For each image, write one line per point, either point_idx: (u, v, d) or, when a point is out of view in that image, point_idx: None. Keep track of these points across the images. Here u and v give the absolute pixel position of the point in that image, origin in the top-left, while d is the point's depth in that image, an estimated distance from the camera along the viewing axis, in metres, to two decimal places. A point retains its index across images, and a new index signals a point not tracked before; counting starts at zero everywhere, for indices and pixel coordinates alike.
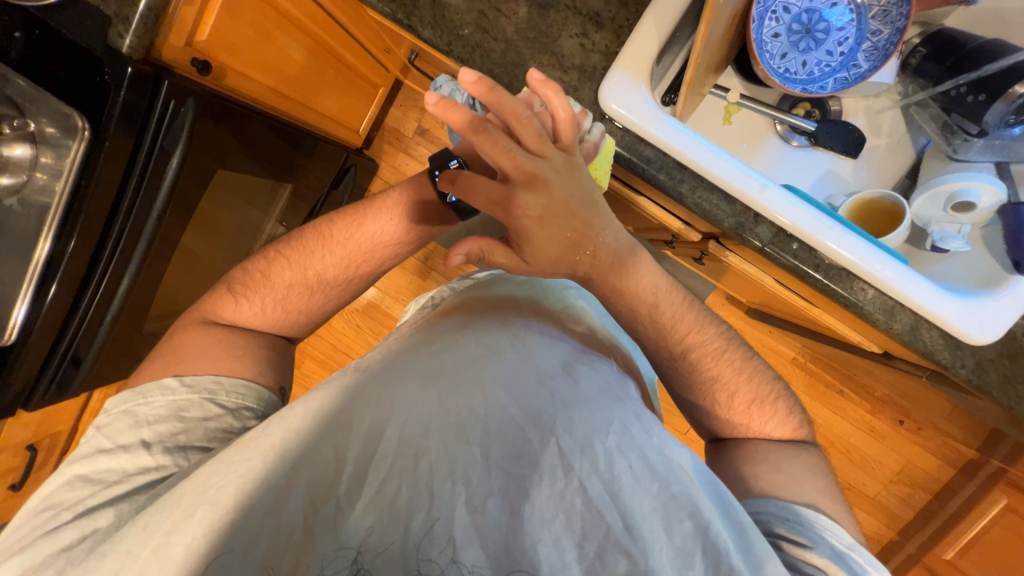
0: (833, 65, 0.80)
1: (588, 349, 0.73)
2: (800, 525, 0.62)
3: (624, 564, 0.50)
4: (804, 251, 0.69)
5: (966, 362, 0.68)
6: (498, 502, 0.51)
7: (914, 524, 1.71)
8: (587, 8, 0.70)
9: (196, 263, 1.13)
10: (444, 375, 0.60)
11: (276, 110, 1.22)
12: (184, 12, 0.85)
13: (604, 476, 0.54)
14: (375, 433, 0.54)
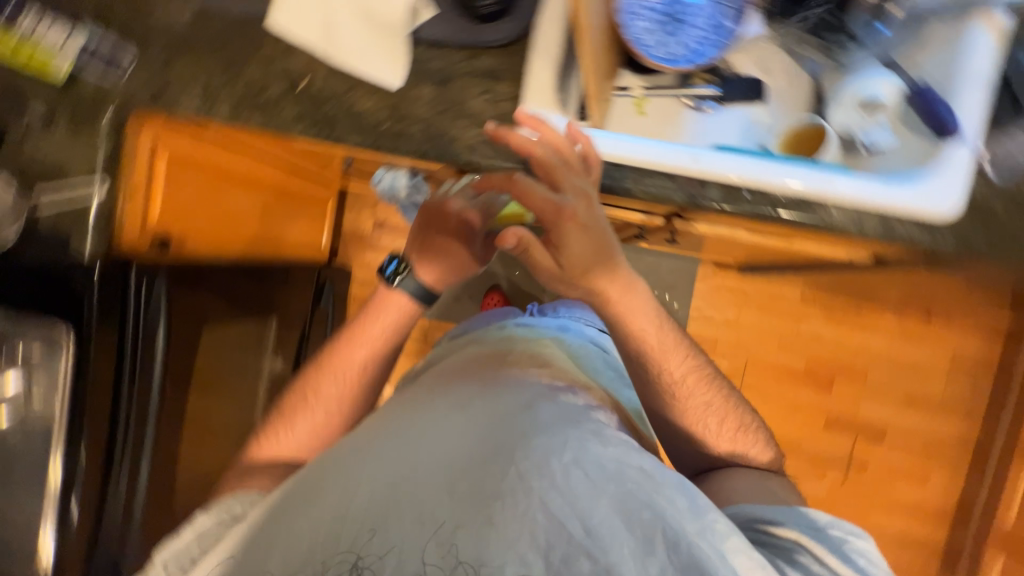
0: (710, 34, 0.79)
1: (552, 378, 0.81)
2: (782, 517, 0.74)
3: (586, 559, 0.57)
4: (757, 195, 0.72)
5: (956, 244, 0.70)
6: (466, 532, 0.58)
7: (989, 409, 1.68)
8: (481, 68, 0.73)
9: (208, 424, 1.14)
10: (418, 438, 0.69)
11: (240, 258, 1.24)
12: (131, 203, 0.88)
13: (564, 488, 0.61)
14: (363, 497, 0.62)
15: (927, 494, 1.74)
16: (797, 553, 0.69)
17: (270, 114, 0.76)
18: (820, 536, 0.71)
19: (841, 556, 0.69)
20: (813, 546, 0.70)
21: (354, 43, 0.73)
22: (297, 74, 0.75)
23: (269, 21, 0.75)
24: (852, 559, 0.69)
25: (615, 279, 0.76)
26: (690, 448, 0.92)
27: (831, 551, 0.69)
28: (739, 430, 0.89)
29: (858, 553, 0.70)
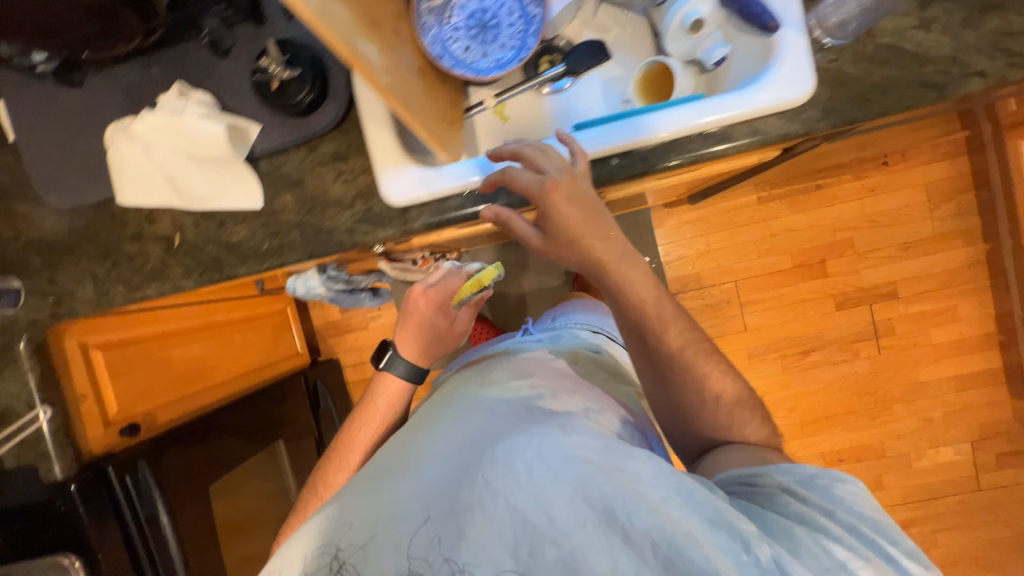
0: (522, 26, 0.77)
1: (523, 382, 0.80)
2: (763, 473, 0.67)
3: (552, 547, 0.57)
4: (626, 160, 0.71)
5: (851, 100, 0.65)
6: (438, 545, 0.59)
7: (988, 220, 1.64)
8: (327, 155, 0.73)
9: (251, 560, 1.20)
10: (398, 464, 0.69)
11: (223, 401, 1.24)
12: (83, 407, 0.90)
13: (527, 484, 0.60)
14: (346, 522, 0.63)
15: (965, 326, 1.69)
16: (781, 502, 0.62)
17: (160, 278, 0.77)
18: (802, 484, 0.64)
19: (826, 502, 0.61)
20: (800, 494, 0.63)
21: (203, 182, 0.71)
22: (167, 232, 0.76)
23: (121, 202, 0.72)
24: (841, 504, 0.61)
25: (613, 242, 0.68)
26: (690, 423, 0.81)
27: (818, 500, 0.62)
28: (738, 400, 0.80)
29: (849, 500, 0.62)
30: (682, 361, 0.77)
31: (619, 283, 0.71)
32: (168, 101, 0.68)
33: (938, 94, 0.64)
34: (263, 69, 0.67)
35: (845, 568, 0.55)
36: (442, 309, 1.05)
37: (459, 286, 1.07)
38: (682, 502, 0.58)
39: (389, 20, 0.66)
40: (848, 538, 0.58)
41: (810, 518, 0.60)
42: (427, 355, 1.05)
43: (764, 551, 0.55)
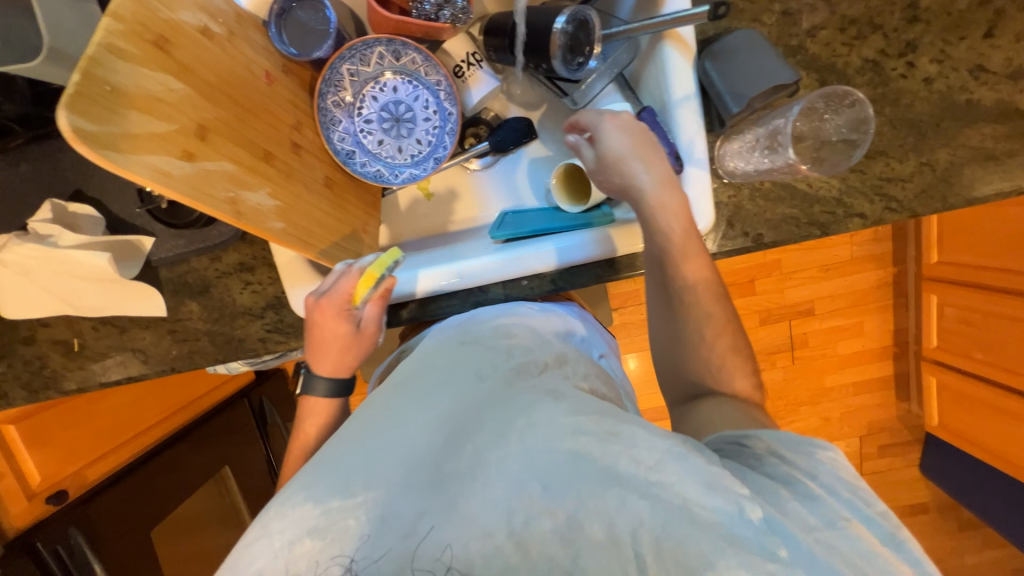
0: (437, 123, 0.74)
1: (511, 327, 0.65)
2: (753, 435, 0.51)
3: (549, 523, 0.44)
4: (536, 280, 0.74)
5: (742, 235, 0.69)
6: (426, 527, 0.45)
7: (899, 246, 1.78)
8: (232, 264, 0.70)
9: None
10: (366, 430, 0.54)
11: (168, 434, 1.24)
12: (1, 486, 0.94)
13: (518, 451, 0.47)
14: (318, 500, 0.48)
15: (868, 340, 1.88)
16: (768, 468, 0.48)
17: (62, 380, 0.74)
18: (783, 447, 0.49)
19: (804, 462, 0.47)
20: (787, 458, 0.48)
21: (94, 295, 0.66)
22: (64, 337, 0.73)
23: (9, 315, 0.68)
24: (824, 465, 0.47)
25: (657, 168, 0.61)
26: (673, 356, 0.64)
27: (792, 460, 0.47)
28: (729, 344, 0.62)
29: (830, 461, 0.47)
30: (698, 304, 0.62)
31: (660, 206, 0.61)
32: (37, 222, 0.62)
33: (821, 232, 0.69)
34: (151, 192, 0.65)
35: (835, 529, 0.42)
36: (339, 317, 0.65)
37: (351, 285, 0.64)
38: (691, 473, 0.44)
39: (287, 140, 0.62)
40: (842, 512, 0.43)
41: (801, 486, 0.45)
42: (343, 365, 0.70)
43: (775, 532, 0.41)
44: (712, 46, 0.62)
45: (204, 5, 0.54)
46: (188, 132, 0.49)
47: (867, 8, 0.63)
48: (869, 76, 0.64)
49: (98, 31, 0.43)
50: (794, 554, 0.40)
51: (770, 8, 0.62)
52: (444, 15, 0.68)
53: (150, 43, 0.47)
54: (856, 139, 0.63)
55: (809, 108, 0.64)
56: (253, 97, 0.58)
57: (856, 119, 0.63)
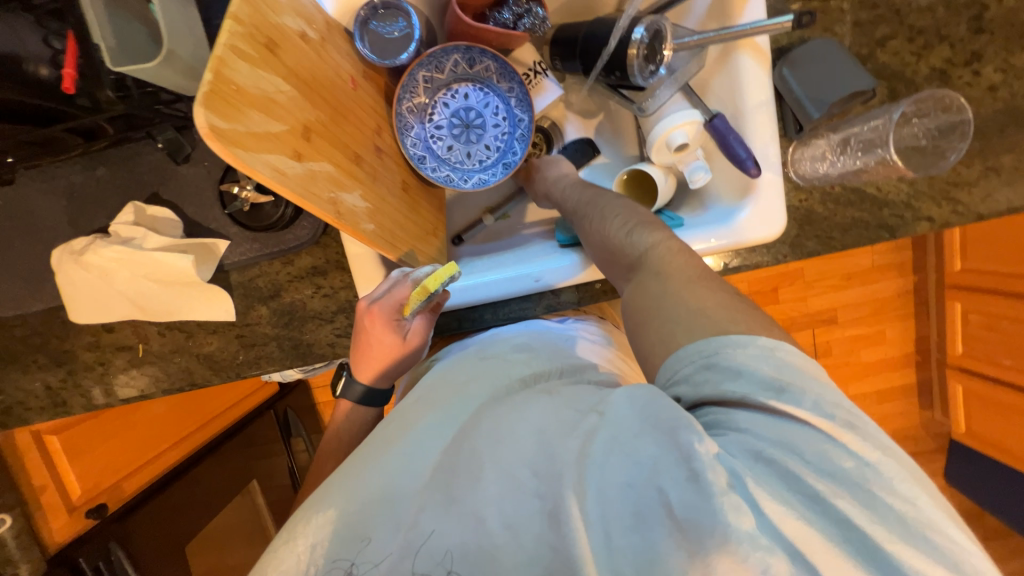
0: (507, 129, 0.75)
1: (529, 344, 0.66)
2: (677, 378, 0.45)
3: (530, 503, 0.43)
4: (609, 284, 0.74)
5: (813, 239, 0.70)
6: (426, 525, 0.45)
7: (920, 254, 1.80)
8: (304, 268, 0.70)
9: None
10: (381, 436, 0.56)
11: (199, 448, 1.21)
12: (44, 499, 0.89)
13: (499, 437, 0.48)
14: (333, 505, 0.50)
15: (890, 348, 1.89)
16: (701, 413, 0.43)
17: (124, 387, 0.73)
18: (703, 384, 0.43)
19: (728, 393, 0.42)
20: (719, 401, 0.42)
21: (169, 298, 0.66)
22: (129, 342, 0.71)
23: (78, 319, 0.67)
24: (745, 381, 0.41)
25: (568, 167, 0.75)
26: (617, 269, 0.59)
27: (718, 395, 0.42)
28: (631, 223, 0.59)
29: (749, 369, 0.42)
30: (617, 226, 0.60)
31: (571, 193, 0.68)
32: (121, 224, 0.63)
33: (889, 235, 0.70)
34: (234, 195, 0.65)
35: (764, 459, 0.39)
36: (388, 326, 0.64)
37: (406, 293, 0.62)
38: (628, 424, 0.43)
39: (371, 143, 0.62)
40: (779, 433, 0.39)
41: (732, 423, 0.41)
42: (383, 375, 0.69)
43: (721, 467, 0.38)
44: (790, 54, 0.63)
45: (301, 12, 0.55)
46: (296, 133, 0.49)
47: (936, 17, 0.65)
48: (936, 84, 0.66)
49: (223, 33, 0.43)
50: (740, 486, 0.37)
51: (843, 19, 0.64)
52: (523, 24, 0.68)
53: (263, 46, 0.48)
54: (945, 148, 0.67)
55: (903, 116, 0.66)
56: (342, 101, 0.59)
57: (952, 123, 0.66)
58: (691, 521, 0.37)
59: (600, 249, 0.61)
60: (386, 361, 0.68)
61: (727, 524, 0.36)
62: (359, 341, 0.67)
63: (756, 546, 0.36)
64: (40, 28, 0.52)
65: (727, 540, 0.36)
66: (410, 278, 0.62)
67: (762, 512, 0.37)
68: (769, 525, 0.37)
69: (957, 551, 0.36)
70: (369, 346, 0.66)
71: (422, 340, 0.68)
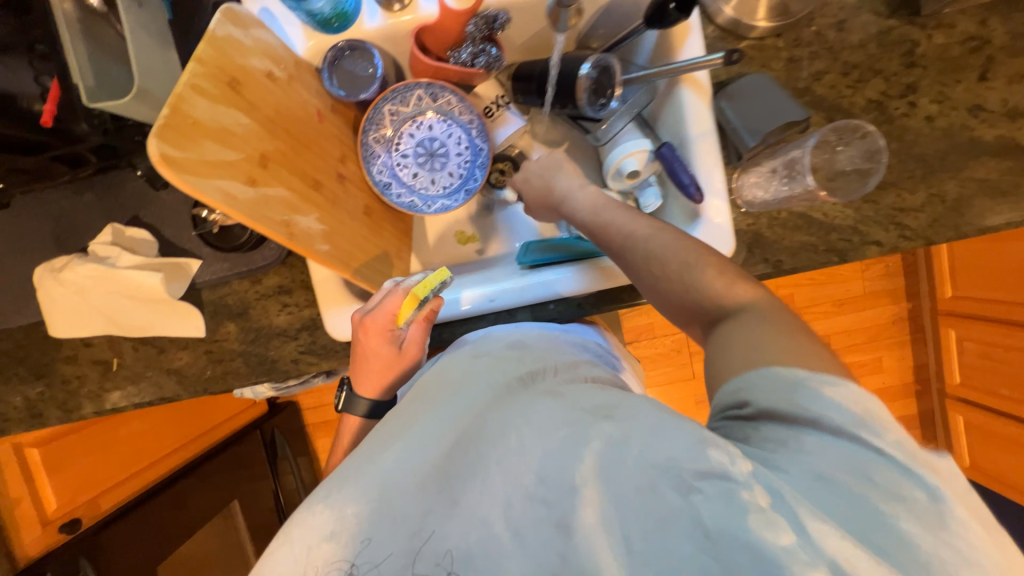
0: (469, 157, 0.80)
1: (524, 341, 0.67)
2: (745, 386, 0.46)
3: (542, 510, 0.45)
4: (563, 305, 0.76)
5: (763, 262, 0.71)
6: (429, 528, 0.47)
7: (912, 280, 1.78)
8: (271, 287, 0.73)
9: None
10: (385, 434, 0.56)
11: (178, 465, 1.23)
12: (19, 511, 0.91)
13: (524, 444, 0.48)
14: (336, 506, 0.49)
15: (888, 377, 1.85)
16: (767, 427, 0.43)
17: (97, 400, 0.76)
18: (776, 398, 0.44)
19: (805, 412, 0.42)
20: (789, 417, 0.43)
21: (141, 314, 0.69)
22: (104, 356, 0.75)
23: (57, 334, 0.71)
24: (827, 407, 0.41)
25: (574, 175, 0.73)
26: (683, 306, 0.59)
27: (795, 413, 0.42)
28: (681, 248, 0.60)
29: (831, 399, 0.42)
30: (674, 262, 0.60)
31: (593, 208, 0.69)
32: (100, 244, 0.67)
33: (839, 259, 0.71)
34: (205, 218, 0.69)
35: (830, 480, 0.39)
36: (382, 336, 0.66)
37: (396, 303, 0.66)
38: (678, 437, 0.42)
39: (333, 170, 0.67)
40: (849, 459, 0.39)
41: (797, 441, 0.41)
42: (383, 386, 0.72)
43: (760, 485, 0.39)
44: (728, 87, 0.67)
45: (268, 53, 0.61)
46: (252, 161, 0.54)
47: (867, 53, 0.68)
48: (873, 114, 0.69)
49: (186, 73, 0.48)
50: (789, 506, 0.37)
51: (778, 55, 0.69)
52: (479, 62, 0.73)
53: (226, 84, 0.53)
54: (872, 166, 0.68)
55: (821, 143, 0.68)
56: (306, 132, 0.63)
57: (869, 149, 0.68)
58: (727, 535, 0.37)
59: (659, 287, 0.61)
60: (387, 373, 0.70)
61: (774, 544, 0.36)
62: (359, 355, 0.69)
63: (797, 562, 0.35)
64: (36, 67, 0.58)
65: (769, 556, 0.36)
66: (403, 286, 0.67)
67: (816, 528, 0.36)
68: (814, 539, 0.36)
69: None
70: (369, 358, 0.69)
71: (418, 351, 0.71)
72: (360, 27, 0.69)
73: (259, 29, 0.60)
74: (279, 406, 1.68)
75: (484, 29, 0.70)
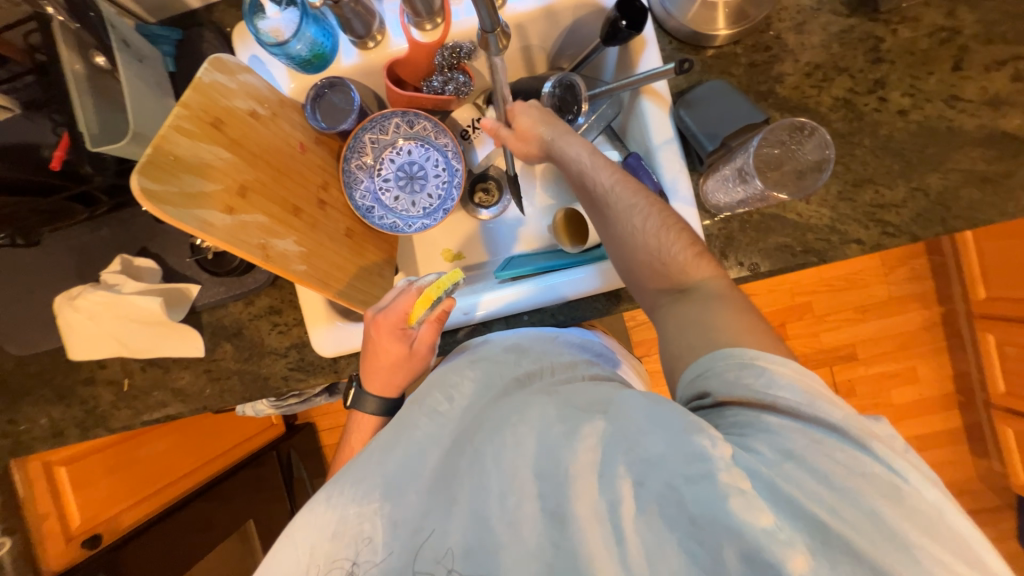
0: (446, 178, 0.84)
1: (517, 341, 0.69)
2: (702, 375, 0.51)
3: (539, 504, 0.47)
4: (537, 316, 0.77)
5: (737, 265, 0.70)
6: (430, 525, 0.49)
7: (943, 283, 1.67)
8: (263, 308, 0.78)
9: None
10: (384, 438, 0.59)
11: (194, 486, 1.28)
12: (47, 527, 0.96)
13: (514, 436, 0.51)
14: (336, 507, 0.53)
15: (924, 387, 1.72)
16: (729, 414, 0.48)
17: (111, 418, 0.82)
18: (733, 386, 0.48)
19: (762, 396, 0.47)
20: (758, 404, 0.47)
21: (146, 336, 0.75)
22: (117, 377, 0.81)
23: (75, 357, 0.77)
24: (781, 391, 0.46)
25: (560, 125, 0.68)
26: (657, 280, 0.61)
27: (752, 399, 0.47)
28: (660, 220, 0.61)
29: (779, 379, 0.47)
30: (654, 234, 0.60)
31: (581, 159, 0.66)
32: (109, 273, 0.73)
33: (818, 259, 0.69)
34: (200, 246, 0.75)
35: (796, 458, 0.42)
36: (394, 335, 0.69)
37: (409, 302, 0.68)
38: (665, 427, 0.45)
39: (314, 197, 0.72)
40: (811, 438, 0.43)
41: (761, 424, 0.45)
42: (391, 385, 0.74)
43: (738, 468, 0.42)
44: (686, 96, 0.68)
45: (253, 94, 0.66)
46: (231, 191, 0.59)
47: (830, 53, 0.68)
48: (842, 112, 0.68)
49: (170, 117, 0.54)
50: (756, 486, 0.41)
51: (737, 61, 0.69)
52: (449, 89, 0.78)
53: (208, 124, 0.59)
54: (823, 160, 0.65)
55: (774, 139, 0.66)
56: (287, 162, 0.69)
57: (822, 143, 0.64)
58: (700, 516, 0.40)
59: (642, 257, 0.61)
60: (394, 369, 0.72)
61: (747, 522, 0.39)
62: (371, 352, 0.71)
63: (776, 541, 0.38)
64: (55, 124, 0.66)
65: (741, 532, 0.39)
66: (420, 286, 0.69)
67: (785, 508, 0.40)
68: (786, 513, 0.40)
69: (963, 543, 0.38)
70: (379, 351, 0.70)
71: (423, 347, 0.72)
72: (338, 65, 0.76)
73: (245, 74, 0.65)
74: (295, 427, 1.74)
75: (451, 59, 0.75)
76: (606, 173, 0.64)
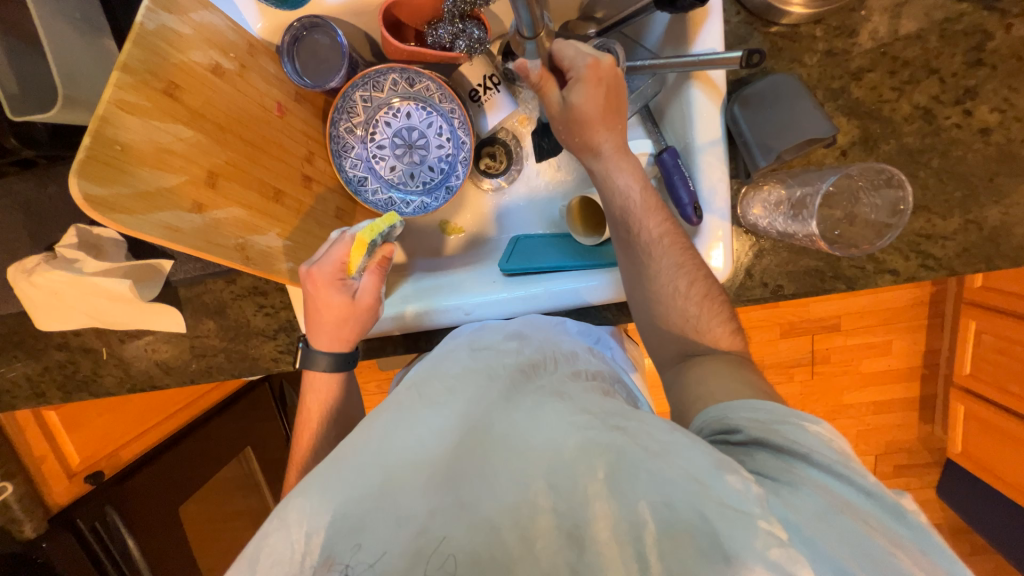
0: (450, 151, 0.73)
1: (520, 334, 0.63)
2: (730, 412, 0.48)
3: (553, 519, 0.42)
4: None
5: (760, 286, 0.64)
6: (436, 528, 0.42)
7: None
8: (246, 287, 0.72)
9: (226, 547, 1.40)
10: (376, 429, 0.49)
11: (202, 413, 1.24)
12: (44, 466, 1.01)
13: (527, 435, 0.47)
14: (320, 492, 0.45)
15: (897, 360, 1.79)
16: (760, 456, 0.44)
17: (93, 385, 0.79)
18: (763, 423, 0.46)
19: (800, 442, 0.43)
20: (780, 447, 0.44)
21: (119, 313, 0.69)
22: (94, 346, 0.77)
23: (43, 326, 0.72)
24: (815, 444, 0.43)
25: (616, 141, 0.59)
26: (673, 338, 0.59)
27: (785, 443, 0.44)
28: (704, 291, 0.58)
29: (821, 436, 0.44)
30: (700, 306, 0.57)
31: (635, 200, 0.58)
32: (65, 247, 0.66)
33: (846, 287, 0.64)
34: None
35: (835, 514, 0.38)
36: (332, 288, 0.60)
37: (344, 250, 0.59)
38: (695, 457, 0.40)
39: (298, 174, 0.62)
40: (846, 499, 0.40)
41: (796, 477, 0.41)
42: (340, 338, 0.64)
43: (778, 520, 0.37)
44: (743, 91, 0.58)
45: (214, 41, 0.52)
46: (197, 182, 0.49)
47: (925, 49, 0.57)
48: (918, 124, 0.59)
49: (108, 88, 0.42)
50: (792, 538, 0.37)
51: (813, 47, 0.58)
52: (459, 45, 0.64)
53: (161, 92, 0.46)
54: (889, 221, 0.60)
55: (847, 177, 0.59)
56: (265, 134, 0.57)
57: (892, 202, 0.59)
58: (737, 561, 0.36)
59: (668, 316, 0.58)
60: (340, 326, 0.63)
61: None
62: (310, 308, 0.62)
63: None
64: (11, 57, 0.57)
65: None
66: (347, 231, 0.60)
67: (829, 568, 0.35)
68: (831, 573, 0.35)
69: None
70: (316, 307, 0.61)
71: (373, 305, 0.63)
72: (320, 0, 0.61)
73: (200, 10, 0.51)
74: None
75: (463, 6, 0.62)
76: (651, 220, 0.58)
